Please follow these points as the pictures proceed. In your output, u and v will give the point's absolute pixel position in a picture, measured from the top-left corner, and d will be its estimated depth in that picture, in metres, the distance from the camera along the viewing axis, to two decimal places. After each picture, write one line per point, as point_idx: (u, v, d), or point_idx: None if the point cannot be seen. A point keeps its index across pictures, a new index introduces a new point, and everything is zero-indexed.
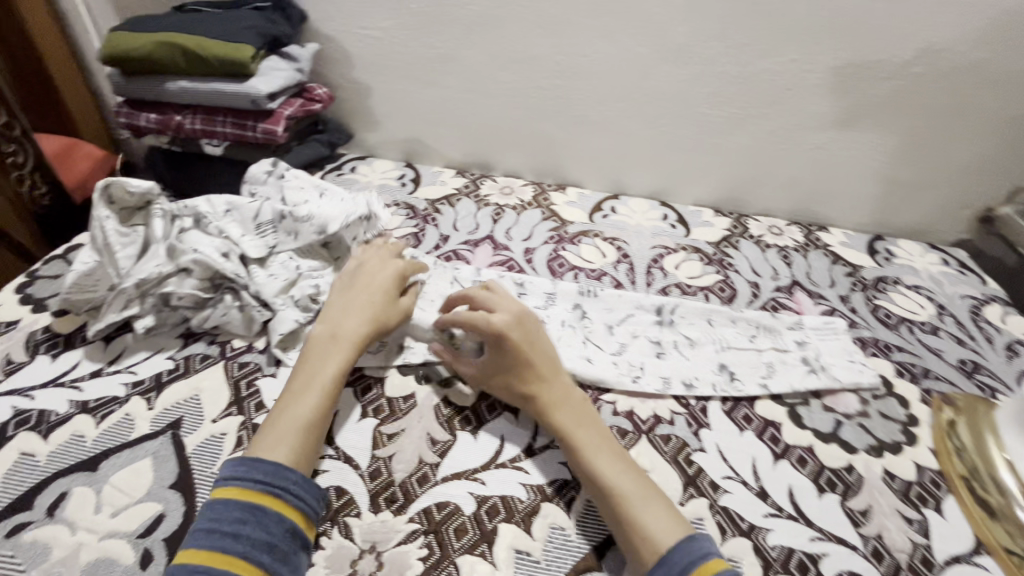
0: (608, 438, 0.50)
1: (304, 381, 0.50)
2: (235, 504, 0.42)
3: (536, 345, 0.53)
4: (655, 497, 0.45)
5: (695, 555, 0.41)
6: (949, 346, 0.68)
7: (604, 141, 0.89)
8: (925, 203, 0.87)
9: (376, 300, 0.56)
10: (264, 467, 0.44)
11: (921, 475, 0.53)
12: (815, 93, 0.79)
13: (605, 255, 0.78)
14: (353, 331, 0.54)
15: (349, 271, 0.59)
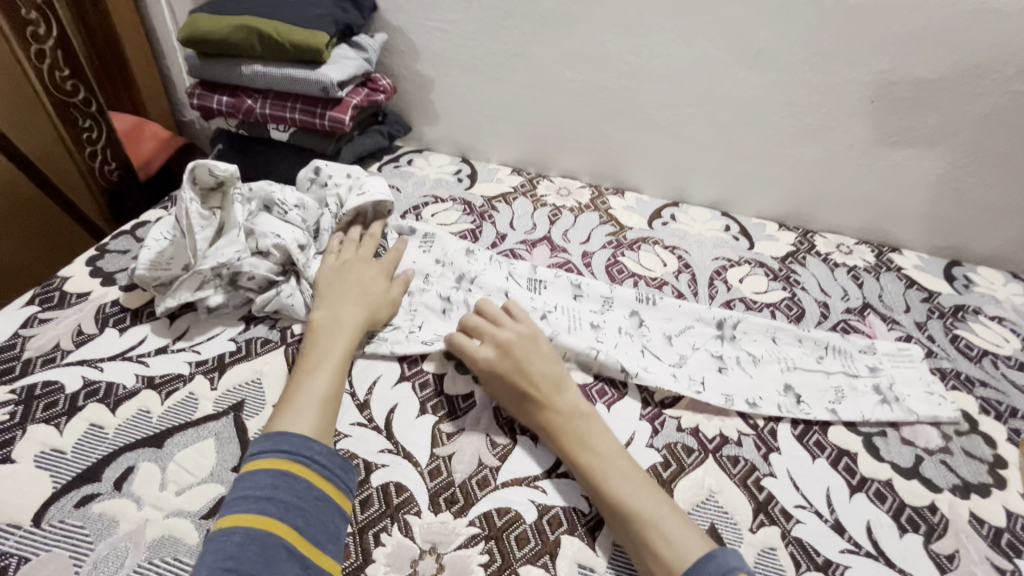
0: (620, 455, 0.47)
1: (312, 365, 0.50)
2: (266, 472, 0.41)
3: (536, 359, 0.52)
4: (674, 516, 0.43)
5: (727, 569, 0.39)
6: None
7: (668, 146, 0.87)
8: (1009, 229, 0.81)
9: (369, 292, 0.58)
10: (292, 440, 0.43)
11: (1013, 522, 0.49)
12: (901, 106, 0.75)
13: (666, 264, 0.76)
14: (352, 319, 0.55)
15: (336, 265, 0.60)
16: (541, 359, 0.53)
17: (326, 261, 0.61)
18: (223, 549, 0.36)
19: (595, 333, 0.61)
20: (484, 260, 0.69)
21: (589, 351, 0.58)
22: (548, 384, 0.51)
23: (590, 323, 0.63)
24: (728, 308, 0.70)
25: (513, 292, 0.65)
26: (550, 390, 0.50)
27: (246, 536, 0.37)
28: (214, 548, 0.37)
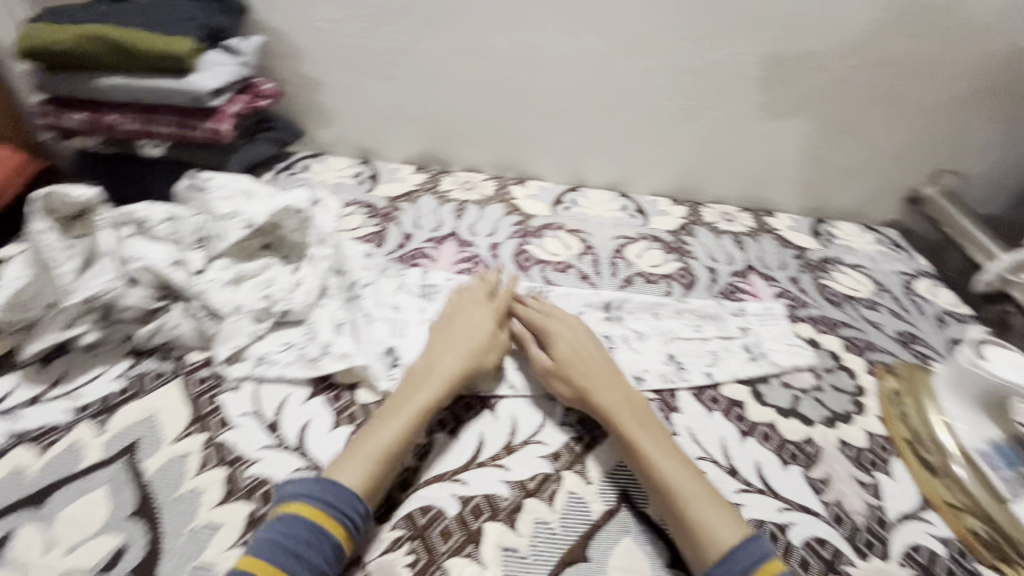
0: (667, 443, 0.50)
1: (395, 408, 0.50)
2: (303, 525, 0.41)
3: (597, 356, 0.57)
4: (717, 501, 0.45)
5: (754, 560, 0.41)
6: (888, 319, 0.73)
7: (564, 133, 0.90)
8: (861, 187, 0.93)
9: (473, 335, 0.57)
10: (339, 492, 0.43)
11: (873, 441, 0.57)
12: (760, 84, 0.82)
13: (569, 248, 0.79)
14: (450, 367, 0.53)
15: (446, 315, 0.60)
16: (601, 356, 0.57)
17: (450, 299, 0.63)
18: None
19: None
20: (379, 269, 0.70)
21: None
22: (602, 371, 0.55)
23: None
24: (629, 284, 0.75)
25: (405, 305, 0.66)
26: (607, 377, 0.54)
27: None
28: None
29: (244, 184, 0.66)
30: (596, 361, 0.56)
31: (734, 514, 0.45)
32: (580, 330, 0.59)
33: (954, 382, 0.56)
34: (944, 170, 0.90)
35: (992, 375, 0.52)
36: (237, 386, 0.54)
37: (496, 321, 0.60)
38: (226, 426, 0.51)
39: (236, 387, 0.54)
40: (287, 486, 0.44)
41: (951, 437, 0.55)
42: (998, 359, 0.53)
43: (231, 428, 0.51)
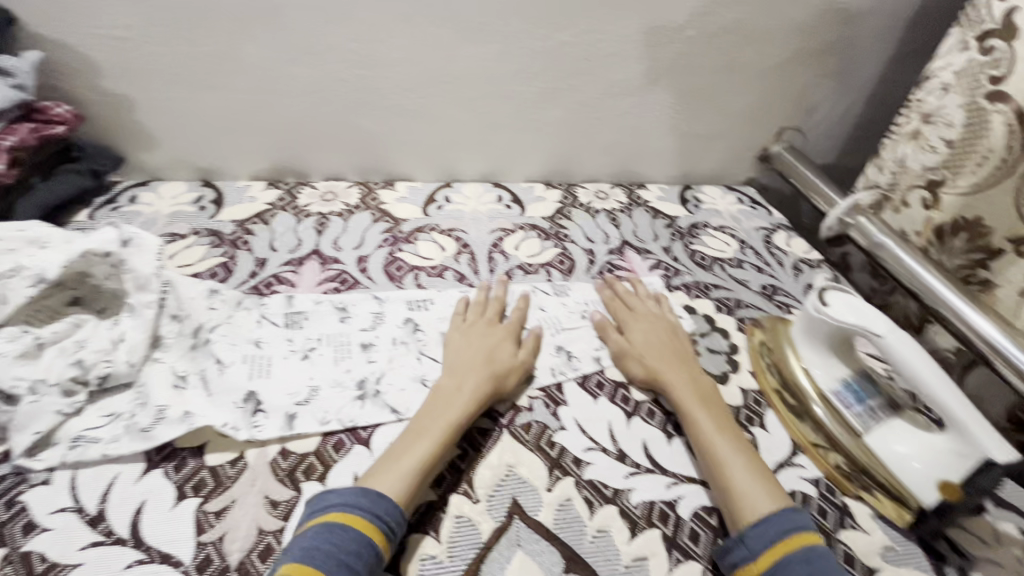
0: (730, 422, 0.53)
1: (423, 429, 0.49)
2: (354, 535, 0.41)
3: (672, 343, 0.61)
4: (761, 474, 0.48)
5: (792, 527, 0.44)
6: (752, 275, 0.77)
7: (425, 129, 0.86)
8: (719, 150, 0.98)
9: (494, 358, 0.56)
10: (386, 506, 0.43)
11: (747, 398, 0.60)
12: (611, 61, 0.83)
13: (444, 249, 0.76)
14: (476, 388, 0.53)
15: (467, 330, 0.60)
16: (679, 341, 0.62)
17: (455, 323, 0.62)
18: None
19: (366, 355, 0.58)
20: (231, 302, 0.61)
21: (358, 383, 0.55)
22: (661, 353, 0.59)
23: (361, 344, 0.59)
24: (508, 278, 0.72)
25: (268, 338, 0.59)
26: (667, 356, 0.58)
27: None
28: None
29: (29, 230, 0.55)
30: (664, 344, 0.60)
31: (778, 489, 0.48)
32: (663, 324, 0.63)
33: (805, 330, 0.59)
34: (786, 128, 0.97)
35: (837, 321, 0.54)
36: (48, 478, 0.46)
37: (514, 340, 0.60)
38: (32, 531, 0.43)
39: (46, 480, 0.46)
40: (336, 495, 0.44)
41: (809, 381, 0.57)
42: (838, 303, 0.55)
43: (41, 532, 0.43)
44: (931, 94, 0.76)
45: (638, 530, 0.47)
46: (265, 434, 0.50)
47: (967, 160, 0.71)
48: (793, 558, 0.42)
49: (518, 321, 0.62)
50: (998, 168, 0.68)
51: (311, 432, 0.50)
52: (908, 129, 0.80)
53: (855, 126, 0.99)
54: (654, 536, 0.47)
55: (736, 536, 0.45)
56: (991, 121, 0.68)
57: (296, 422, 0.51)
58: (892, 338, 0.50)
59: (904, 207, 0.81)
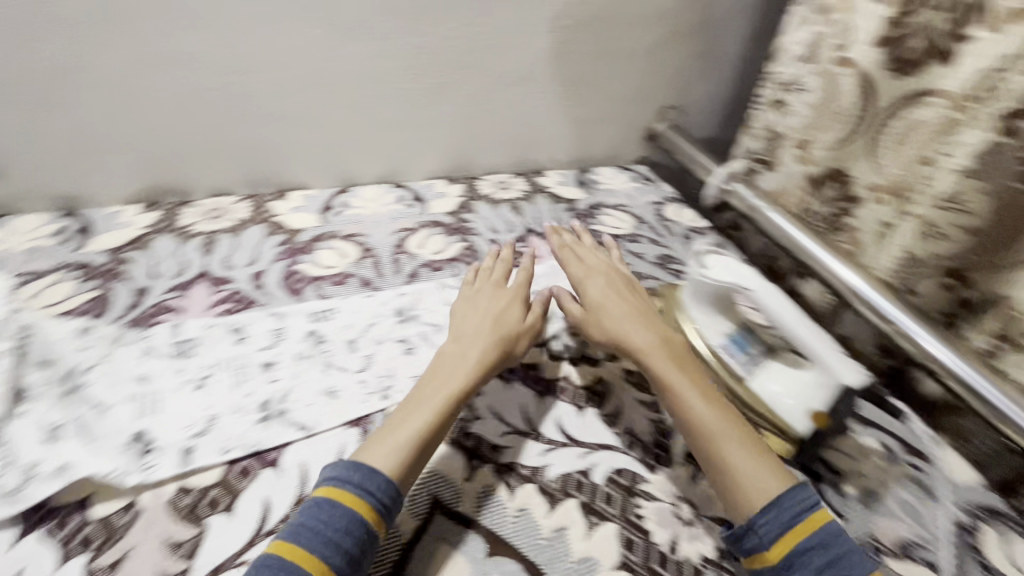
0: (709, 389, 0.51)
1: (423, 397, 0.50)
2: (344, 512, 0.41)
3: (639, 305, 0.60)
4: (752, 447, 0.47)
5: (804, 506, 0.43)
6: (648, 248, 0.82)
7: (313, 134, 0.83)
8: (610, 132, 1.03)
9: (499, 322, 0.58)
10: (379, 482, 0.43)
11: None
12: (494, 53, 0.84)
13: (346, 256, 0.74)
14: (482, 355, 0.54)
15: (472, 298, 0.62)
16: (643, 302, 0.61)
17: (462, 292, 0.64)
18: None
19: (267, 375, 0.56)
20: (107, 340, 0.57)
21: (261, 405, 0.53)
22: (629, 318, 0.58)
23: (261, 364, 0.57)
24: (415, 277, 0.72)
25: (155, 372, 0.55)
26: (636, 325, 0.57)
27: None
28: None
29: None
30: (629, 312, 0.59)
31: (773, 460, 0.47)
32: (627, 286, 0.63)
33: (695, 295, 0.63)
34: (667, 107, 1.04)
35: (716, 281, 0.60)
36: None
37: (523, 303, 0.62)
38: None
39: None
40: (331, 470, 0.44)
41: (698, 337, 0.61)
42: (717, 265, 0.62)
43: None
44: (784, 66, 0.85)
45: (556, 502, 0.49)
46: (160, 473, 0.46)
47: (827, 118, 0.79)
48: (813, 543, 0.42)
49: (525, 283, 0.64)
50: (854, 123, 0.75)
51: (212, 464, 0.48)
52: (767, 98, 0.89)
53: (727, 101, 1.08)
54: (571, 505, 0.49)
55: (746, 524, 0.44)
56: (839, 84, 0.76)
57: (193, 455, 0.48)
58: (761, 291, 0.59)
59: (782, 166, 0.89)
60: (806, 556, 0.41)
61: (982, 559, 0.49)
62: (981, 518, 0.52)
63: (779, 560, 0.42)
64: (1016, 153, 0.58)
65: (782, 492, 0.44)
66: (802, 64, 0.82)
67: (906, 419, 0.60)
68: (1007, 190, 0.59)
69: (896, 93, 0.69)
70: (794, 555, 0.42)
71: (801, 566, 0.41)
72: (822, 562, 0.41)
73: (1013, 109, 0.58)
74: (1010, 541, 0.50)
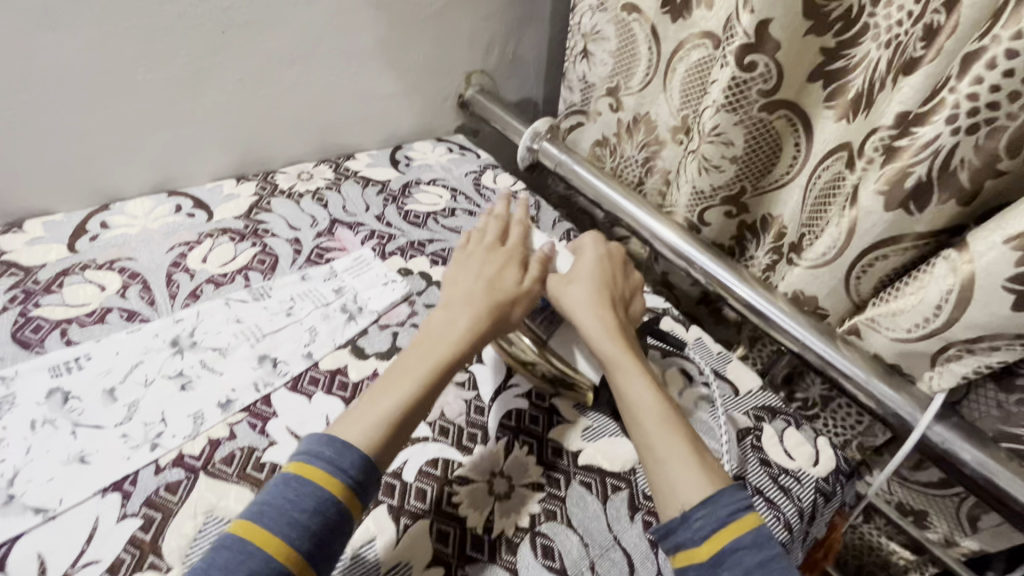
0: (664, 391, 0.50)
1: (400, 376, 0.48)
2: (312, 489, 0.39)
3: (614, 290, 0.58)
4: (694, 447, 0.46)
5: (741, 504, 0.42)
6: (464, 220, 0.80)
7: (37, 148, 0.67)
8: (419, 104, 0.97)
9: (498, 282, 0.55)
10: (352, 459, 0.41)
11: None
12: (256, 30, 0.74)
13: (104, 288, 0.62)
14: (471, 320, 0.52)
15: (475, 257, 0.59)
16: (618, 287, 0.59)
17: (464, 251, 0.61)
18: (220, 567, 0.36)
19: None
20: None
21: None
22: (597, 299, 0.55)
23: None
24: (195, 297, 0.63)
25: None
26: (600, 307, 0.54)
27: (250, 559, 0.36)
28: (223, 557, 0.36)
29: None
30: (599, 295, 0.56)
31: (712, 464, 0.45)
32: (609, 264, 0.60)
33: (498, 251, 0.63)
34: (473, 72, 1.01)
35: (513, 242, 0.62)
36: None
37: (521, 264, 0.58)
38: None
39: None
40: (306, 445, 0.42)
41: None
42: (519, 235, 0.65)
43: None
44: (584, 17, 0.82)
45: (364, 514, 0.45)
46: None
47: (624, 65, 0.80)
48: (742, 543, 0.40)
49: (521, 243, 0.61)
50: (649, 69, 0.78)
51: None
52: (577, 52, 0.86)
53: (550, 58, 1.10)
54: (381, 513, 0.46)
55: (677, 515, 0.42)
56: (634, 30, 0.77)
57: None
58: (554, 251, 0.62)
59: (600, 116, 0.89)
60: (735, 556, 0.39)
61: (763, 455, 0.55)
62: (762, 418, 0.58)
63: (709, 557, 0.40)
64: (759, 85, 0.61)
65: (714, 495, 0.42)
66: (598, 13, 0.80)
67: (700, 341, 0.66)
68: (755, 120, 0.64)
69: (674, 38, 0.74)
70: (725, 554, 0.40)
71: (731, 566, 0.39)
72: (751, 562, 0.39)
73: (744, 44, 0.59)
74: (783, 433, 0.57)
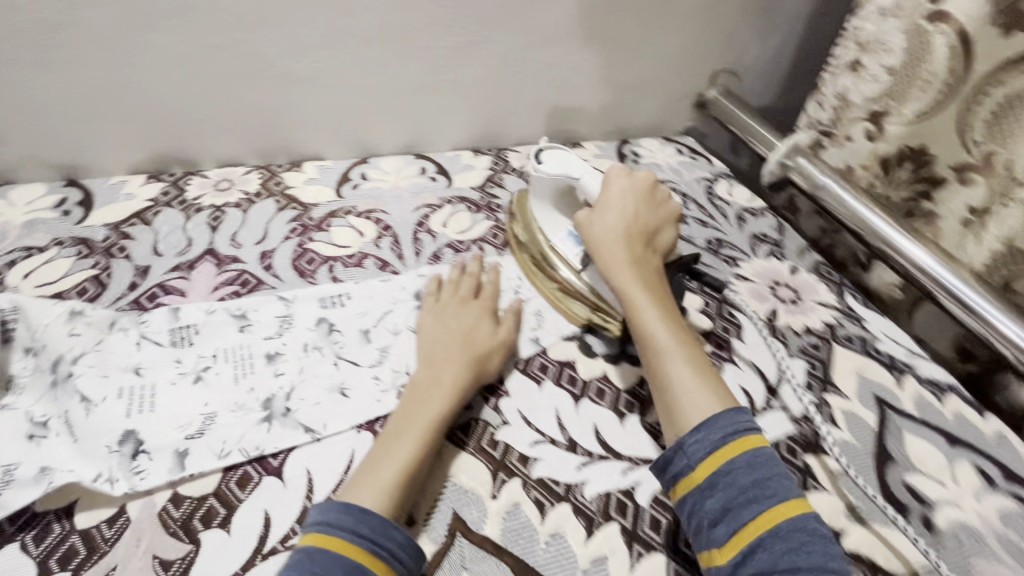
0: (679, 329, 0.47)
1: (403, 426, 0.44)
2: (340, 559, 0.35)
3: (644, 215, 0.54)
4: (695, 384, 0.43)
5: (737, 428, 0.40)
6: (697, 230, 0.73)
7: (328, 99, 0.74)
8: (653, 100, 0.92)
9: (472, 339, 0.51)
10: (373, 522, 0.37)
11: (714, 325, 0.60)
12: (531, 7, 0.73)
13: (362, 234, 0.67)
14: (457, 375, 0.48)
15: (435, 314, 0.54)
16: (646, 216, 0.54)
17: (427, 308, 0.55)
18: None
19: (272, 368, 0.50)
20: (101, 324, 0.51)
21: (265, 402, 0.48)
22: (623, 228, 0.52)
23: (266, 355, 0.52)
24: (437, 259, 0.65)
25: (151, 363, 0.49)
26: (624, 236, 0.51)
27: None
28: None
29: None
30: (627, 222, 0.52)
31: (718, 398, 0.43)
32: (638, 186, 0.55)
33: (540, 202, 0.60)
34: (720, 71, 0.92)
35: (548, 176, 0.56)
36: None
37: (491, 319, 0.54)
38: None
39: None
40: (308, 520, 0.38)
41: (542, 238, 0.60)
42: (549, 158, 0.57)
43: None
44: (868, 22, 0.68)
45: (596, 527, 0.43)
46: (155, 477, 0.42)
47: (911, 85, 0.64)
48: (738, 463, 0.38)
49: (495, 293, 0.57)
50: (941, 92, 0.62)
51: (210, 469, 0.43)
52: (846, 62, 0.72)
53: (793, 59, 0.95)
54: (613, 531, 0.43)
55: (675, 445, 0.41)
56: (932, 44, 0.61)
57: (189, 459, 0.43)
58: (587, 178, 0.56)
59: (847, 141, 0.74)
60: (730, 477, 0.38)
61: None
62: None
63: (702, 481, 0.38)
64: None
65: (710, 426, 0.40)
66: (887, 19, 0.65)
67: (1003, 439, 0.53)
68: None
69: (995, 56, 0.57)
70: (718, 476, 0.38)
71: (725, 485, 0.38)
72: (746, 480, 0.37)
73: None
74: None
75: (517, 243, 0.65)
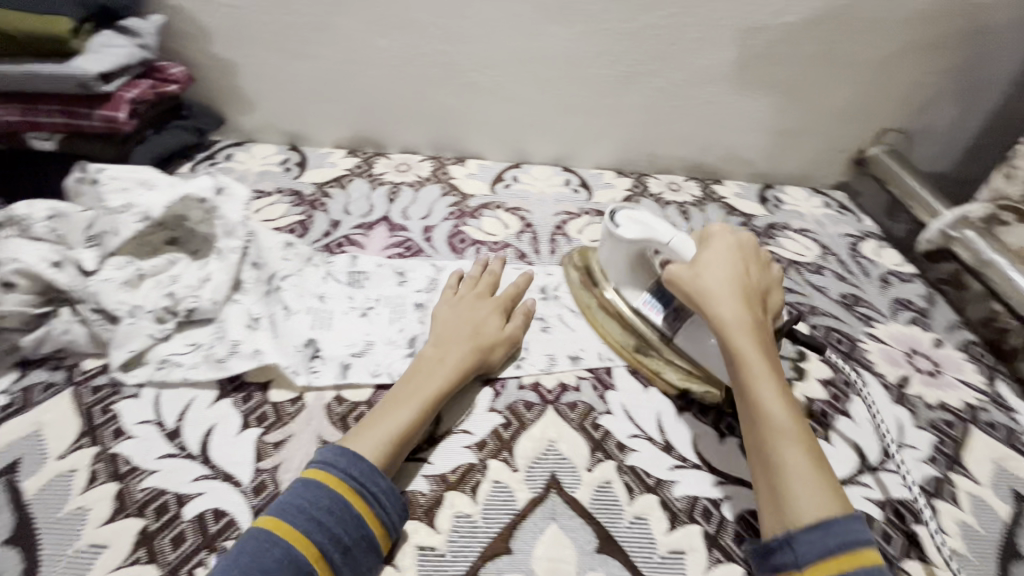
0: (792, 404, 0.43)
1: (404, 395, 0.48)
2: (328, 492, 0.40)
3: (752, 273, 0.51)
4: (810, 470, 0.39)
5: (852, 535, 0.36)
6: (832, 283, 0.72)
7: (501, 109, 0.85)
8: (806, 151, 0.91)
9: (479, 332, 0.54)
10: (363, 467, 0.42)
11: (834, 376, 0.59)
12: (698, 47, 0.78)
13: (508, 226, 0.76)
14: (461, 358, 0.51)
15: (448, 302, 0.57)
16: (754, 276, 0.51)
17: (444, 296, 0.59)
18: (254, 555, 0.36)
19: (419, 318, 0.60)
20: (303, 257, 0.64)
21: (410, 343, 0.57)
22: (731, 280, 0.49)
23: (416, 306, 0.61)
24: None
25: (332, 293, 0.61)
26: (733, 289, 0.48)
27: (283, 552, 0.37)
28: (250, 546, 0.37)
29: (145, 177, 0.60)
30: (734, 275, 0.49)
31: (833, 485, 0.39)
32: (743, 241, 0.53)
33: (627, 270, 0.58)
34: (887, 130, 0.89)
35: (629, 240, 0.55)
36: (135, 393, 0.51)
37: (501, 314, 0.57)
38: (120, 436, 0.47)
39: (134, 394, 0.50)
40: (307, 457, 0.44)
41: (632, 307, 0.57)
42: (628, 222, 0.56)
43: (127, 438, 0.47)
44: None
45: (679, 523, 0.45)
46: (326, 378, 0.53)
47: None
48: None
49: (511, 294, 0.59)
50: None
51: (364, 383, 0.53)
52: None
53: (976, 126, 0.89)
54: (694, 531, 0.45)
55: (784, 538, 0.38)
56: None
57: (350, 371, 0.54)
58: (676, 241, 0.53)
59: None
60: None
61: None
62: None
63: None
64: None
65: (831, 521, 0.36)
66: None
67: None
68: None
69: None
70: None
71: None
72: None
73: None
74: None
75: (589, 310, 0.61)
